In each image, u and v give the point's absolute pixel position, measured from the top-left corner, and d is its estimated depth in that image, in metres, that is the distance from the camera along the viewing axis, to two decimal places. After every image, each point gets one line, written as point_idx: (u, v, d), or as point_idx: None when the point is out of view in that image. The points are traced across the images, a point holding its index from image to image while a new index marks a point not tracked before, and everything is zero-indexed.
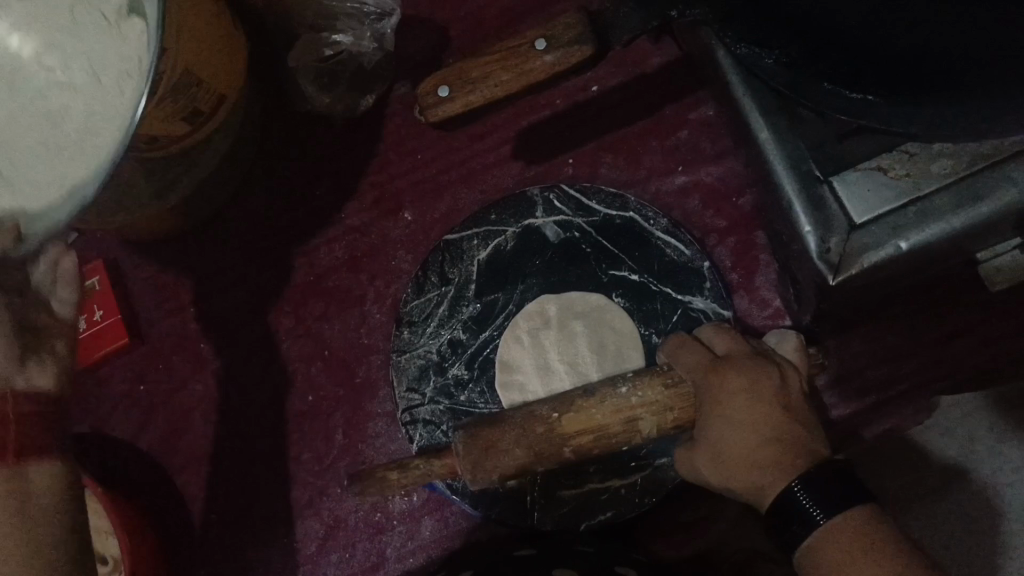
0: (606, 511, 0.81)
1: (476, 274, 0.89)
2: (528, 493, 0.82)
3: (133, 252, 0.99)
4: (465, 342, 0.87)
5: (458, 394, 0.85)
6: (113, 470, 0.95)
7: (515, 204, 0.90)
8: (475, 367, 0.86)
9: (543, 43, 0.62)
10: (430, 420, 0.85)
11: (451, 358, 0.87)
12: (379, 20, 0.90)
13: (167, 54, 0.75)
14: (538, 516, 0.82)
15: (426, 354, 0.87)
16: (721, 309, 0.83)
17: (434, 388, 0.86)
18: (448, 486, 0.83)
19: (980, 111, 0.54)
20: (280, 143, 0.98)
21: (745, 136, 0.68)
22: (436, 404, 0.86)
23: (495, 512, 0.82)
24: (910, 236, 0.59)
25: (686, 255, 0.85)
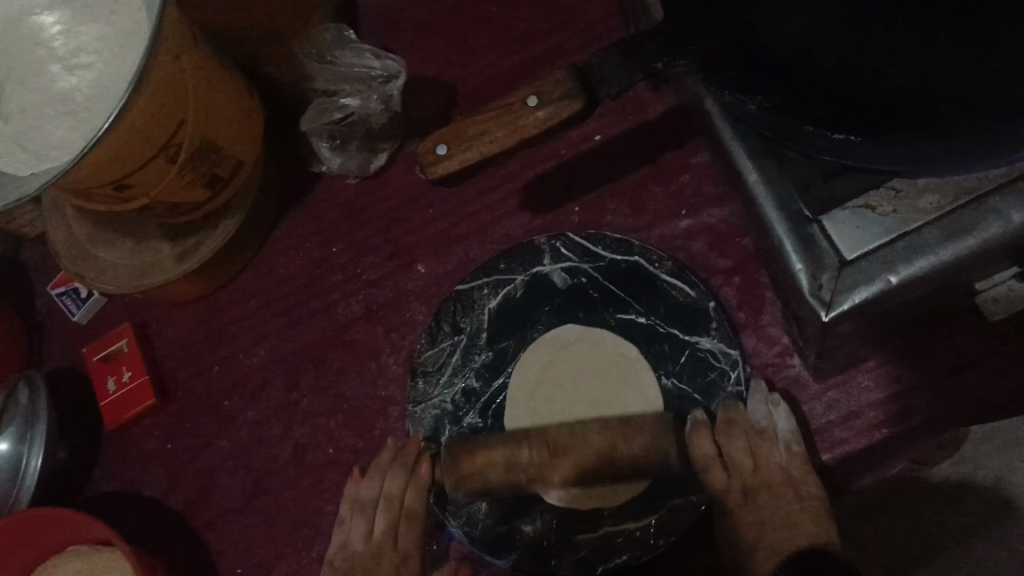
0: (622, 554, 0.81)
1: (488, 322, 0.91)
2: (545, 538, 0.83)
3: (162, 316, 1.05)
4: (478, 390, 0.88)
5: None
6: (144, 527, 0.97)
7: (523, 253, 0.93)
8: (489, 415, 0.87)
9: (535, 100, 0.64)
10: None
11: (465, 406, 0.88)
12: (386, 83, 0.95)
13: (183, 126, 0.80)
14: (555, 563, 0.82)
15: (440, 404, 0.89)
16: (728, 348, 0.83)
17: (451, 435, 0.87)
18: (465, 532, 0.85)
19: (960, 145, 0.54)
20: (299, 205, 1.03)
21: (735, 180, 0.70)
22: None
23: (514, 559, 0.83)
24: (899, 271, 0.60)
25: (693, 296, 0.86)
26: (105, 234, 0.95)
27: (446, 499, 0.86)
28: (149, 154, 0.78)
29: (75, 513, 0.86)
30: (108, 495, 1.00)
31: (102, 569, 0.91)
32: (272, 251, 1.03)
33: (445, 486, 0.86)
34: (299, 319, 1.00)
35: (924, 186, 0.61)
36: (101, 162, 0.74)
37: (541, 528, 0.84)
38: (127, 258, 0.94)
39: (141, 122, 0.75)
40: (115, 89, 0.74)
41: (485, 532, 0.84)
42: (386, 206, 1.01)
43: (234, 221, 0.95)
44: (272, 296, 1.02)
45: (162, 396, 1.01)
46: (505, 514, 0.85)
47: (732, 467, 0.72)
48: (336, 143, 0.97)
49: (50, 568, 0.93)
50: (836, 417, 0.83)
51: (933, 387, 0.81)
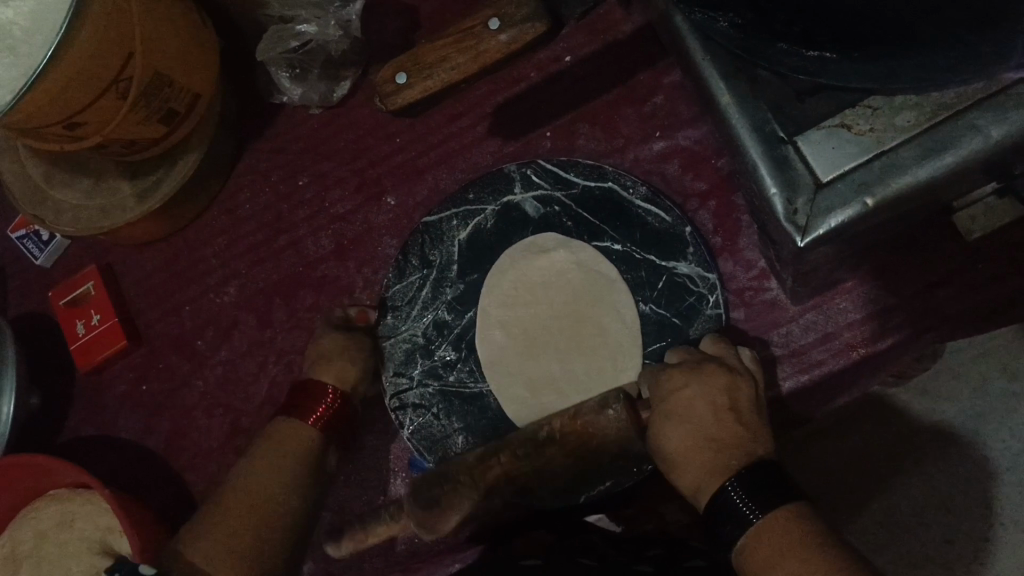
0: (604, 482, 0.81)
1: (457, 254, 0.89)
2: None
3: (128, 257, 1.02)
4: (450, 322, 0.88)
5: (448, 375, 0.87)
6: (123, 470, 0.97)
7: (492, 181, 0.90)
8: (463, 347, 0.88)
9: (497, 23, 0.62)
10: (419, 404, 0.87)
11: (438, 339, 0.88)
12: (344, 7, 0.88)
13: (133, 59, 0.76)
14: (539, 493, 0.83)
15: (411, 338, 0.89)
16: (706, 273, 0.83)
17: (422, 370, 0.88)
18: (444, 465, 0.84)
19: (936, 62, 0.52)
20: (263, 137, 1.00)
21: (707, 101, 0.67)
22: (425, 387, 0.87)
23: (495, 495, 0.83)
24: (876, 193, 0.59)
25: (667, 221, 0.85)
26: (61, 174, 0.91)
27: (420, 434, 0.86)
28: (99, 90, 0.75)
29: (51, 459, 0.85)
30: (85, 439, 0.99)
31: (83, 512, 0.91)
32: (236, 186, 1.00)
33: (416, 420, 0.86)
34: (268, 256, 0.98)
35: (902, 104, 0.59)
36: (48, 99, 0.71)
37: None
38: (86, 199, 0.91)
39: (87, 56, 0.71)
40: (54, 21, 0.70)
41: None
42: (352, 136, 0.98)
43: (195, 156, 0.92)
44: (239, 233, 0.99)
45: (133, 338, 0.99)
46: (483, 447, 0.84)
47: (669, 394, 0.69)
48: (296, 72, 0.93)
49: (30, 514, 0.93)
50: (812, 338, 0.83)
51: (907, 305, 0.81)
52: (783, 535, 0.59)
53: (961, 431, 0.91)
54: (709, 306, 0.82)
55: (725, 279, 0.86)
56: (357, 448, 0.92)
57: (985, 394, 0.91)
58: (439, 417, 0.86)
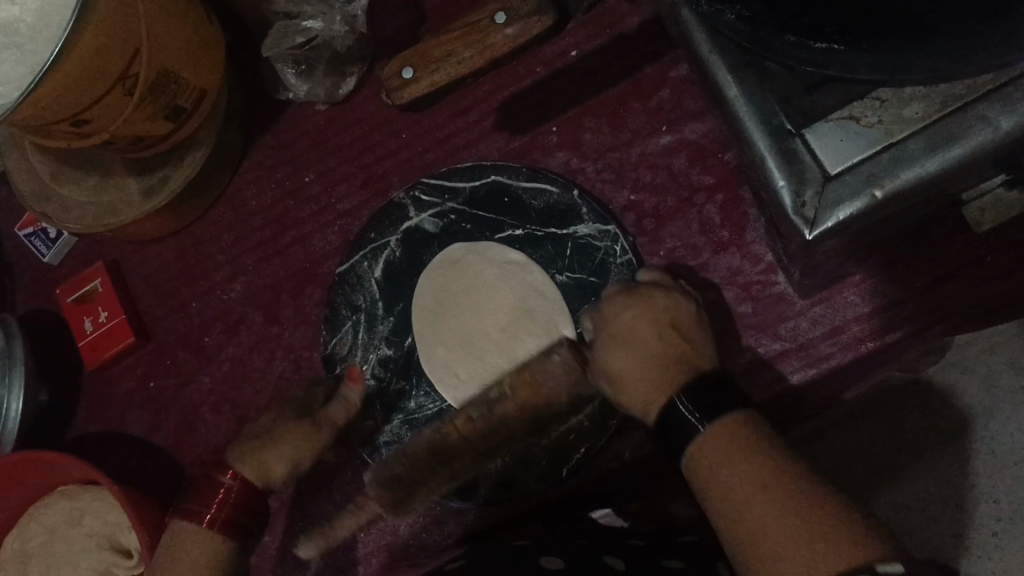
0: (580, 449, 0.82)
1: (378, 290, 0.91)
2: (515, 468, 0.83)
3: (135, 254, 1.03)
4: (393, 355, 0.89)
5: (409, 404, 0.87)
6: (131, 466, 0.97)
7: (388, 214, 0.92)
8: (412, 374, 0.88)
9: (503, 17, 0.62)
10: (391, 439, 0.86)
11: (386, 375, 0.89)
12: (349, 3, 0.88)
13: (140, 56, 0.77)
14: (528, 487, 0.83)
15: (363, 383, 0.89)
16: (604, 226, 0.85)
17: (382, 408, 0.88)
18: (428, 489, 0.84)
19: (944, 52, 0.52)
20: (269, 133, 1.00)
21: (714, 95, 0.67)
22: (392, 422, 0.87)
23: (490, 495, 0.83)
24: (884, 184, 0.59)
25: (556, 193, 0.88)
26: (68, 170, 0.91)
27: None
28: (105, 86, 0.75)
29: (59, 455, 0.86)
30: (94, 436, 1.00)
31: (92, 508, 0.91)
32: (242, 182, 1.00)
33: None
34: (275, 252, 0.98)
35: (911, 96, 0.59)
36: (55, 95, 0.71)
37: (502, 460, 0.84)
38: (92, 196, 0.91)
39: (94, 53, 0.71)
40: (61, 18, 0.70)
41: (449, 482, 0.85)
42: (358, 132, 0.98)
43: (202, 152, 0.92)
44: (246, 230, 1.00)
45: (140, 335, 1.00)
46: None
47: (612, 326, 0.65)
48: (302, 69, 0.93)
49: (39, 510, 0.93)
50: (820, 332, 0.83)
51: (917, 298, 0.81)
52: (739, 457, 0.55)
53: None
54: (618, 256, 0.84)
55: (732, 273, 0.85)
56: None
57: None
58: None
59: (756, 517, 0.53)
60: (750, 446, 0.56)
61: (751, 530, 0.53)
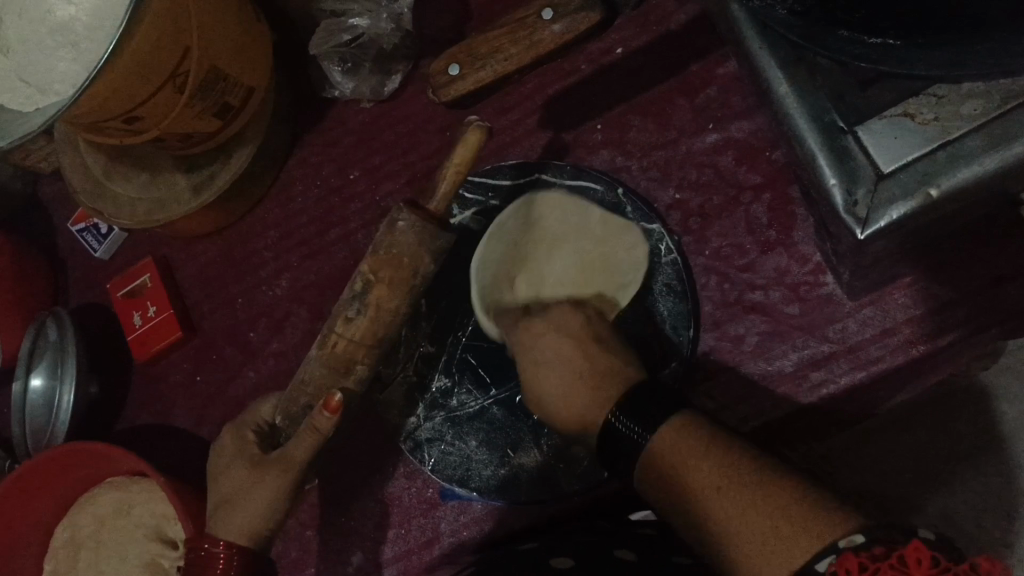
0: None
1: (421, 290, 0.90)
2: (553, 467, 0.83)
3: (185, 250, 1.04)
4: (435, 353, 0.89)
5: (449, 402, 0.87)
6: (178, 458, 0.99)
7: None
8: (454, 372, 0.88)
9: (550, 13, 0.62)
10: (432, 436, 0.87)
11: (429, 372, 0.89)
12: (395, 1, 0.90)
13: (190, 54, 0.78)
14: (565, 484, 0.82)
15: (405, 380, 0.89)
16: (649, 225, 0.86)
17: (425, 406, 0.88)
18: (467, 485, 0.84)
19: (1004, 46, 0.50)
20: (316, 131, 1.01)
21: (764, 92, 0.66)
22: (433, 419, 0.87)
23: (525, 493, 0.83)
24: (941, 182, 0.57)
25: (601, 190, 0.88)
26: (120, 167, 0.93)
27: (443, 464, 0.86)
28: (157, 83, 0.76)
29: (109, 447, 0.87)
30: (142, 428, 1.01)
31: (140, 499, 0.93)
32: (288, 179, 1.01)
33: (437, 455, 0.86)
34: (319, 249, 0.99)
35: (969, 92, 0.58)
36: (108, 92, 0.72)
37: (542, 457, 0.83)
38: (143, 192, 0.93)
39: (147, 50, 0.72)
40: (116, 15, 0.71)
41: (488, 480, 0.84)
42: (402, 130, 0.98)
43: (249, 149, 0.93)
44: (291, 226, 1.01)
45: (187, 329, 1.01)
46: (501, 455, 0.85)
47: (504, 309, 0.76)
48: (348, 66, 0.94)
49: (89, 500, 0.95)
50: (869, 334, 0.81)
51: (970, 300, 0.79)
52: (694, 460, 0.64)
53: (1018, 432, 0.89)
54: (664, 253, 0.84)
55: (779, 273, 0.84)
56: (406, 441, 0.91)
57: None
58: (455, 443, 0.86)
59: (724, 520, 0.60)
60: (714, 454, 0.63)
61: (726, 525, 0.60)
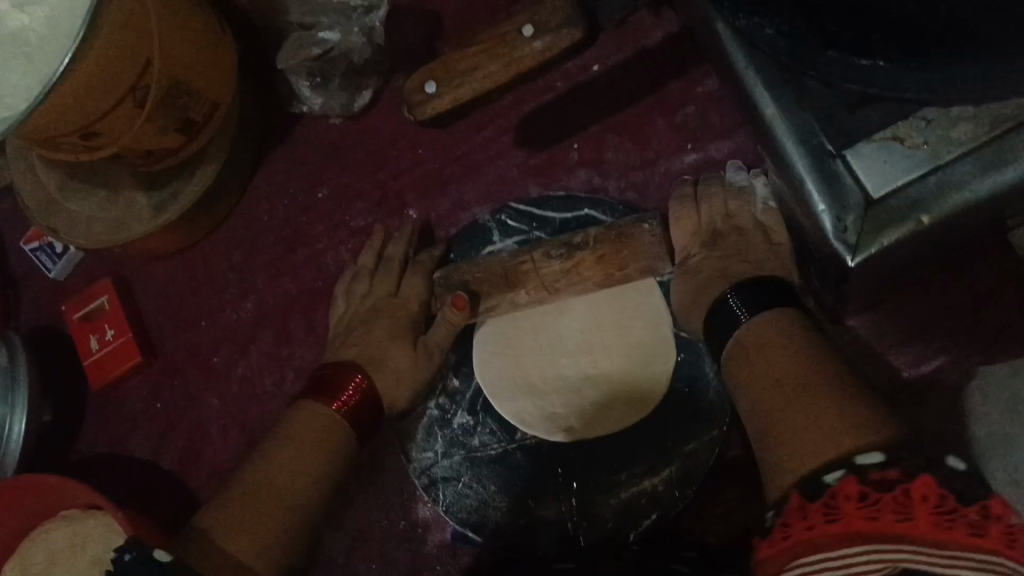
0: (651, 514, 0.78)
1: None
2: (569, 519, 0.79)
3: (144, 271, 1.00)
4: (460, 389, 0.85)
5: (471, 440, 0.83)
6: (136, 488, 0.94)
7: (470, 236, 0.88)
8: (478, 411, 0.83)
9: (530, 30, 0.60)
10: (448, 476, 0.82)
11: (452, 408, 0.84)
12: (367, 14, 0.87)
13: (150, 67, 0.74)
14: (584, 539, 0.79)
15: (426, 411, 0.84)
16: None
17: (443, 442, 0.83)
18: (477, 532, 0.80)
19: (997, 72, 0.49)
20: (283, 148, 0.98)
21: (749, 115, 0.64)
22: (450, 458, 0.83)
23: (540, 547, 0.79)
24: (932, 210, 0.56)
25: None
26: (76, 185, 0.89)
27: (455, 507, 0.81)
28: (115, 98, 0.72)
29: (63, 480, 0.83)
30: (98, 457, 0.97)
31: (95, 533, 0.88)
32: (253, 197, 0.98)
33: (450, 497, 0.82)
34: (287, 270, 0.96)
35: (960, 115, 0.56)
36: (63, 106, 0.68)
37: (562, 510, 0.80)
38: (100, 211, 0.88)
39: (105, 63, 0.69)
40: (69, 26, 0.67)
41: (501, 529, 0.80)
42: (374, 147, 0.95)
43: (212, 167, 0.90)
44: (257, 245, 0.97)
45: (147, 353, 0.97)
46: (519, 504, 0.81)
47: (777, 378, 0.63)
48: (317, 81, 0.91)
49: (40, 534, 0.90)
50: (851, 359, 0.80)
51: (953, 325, 0.78)
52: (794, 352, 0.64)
53: None
54: None
55: None
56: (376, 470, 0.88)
57: None
58: (472, 486, 0.82)
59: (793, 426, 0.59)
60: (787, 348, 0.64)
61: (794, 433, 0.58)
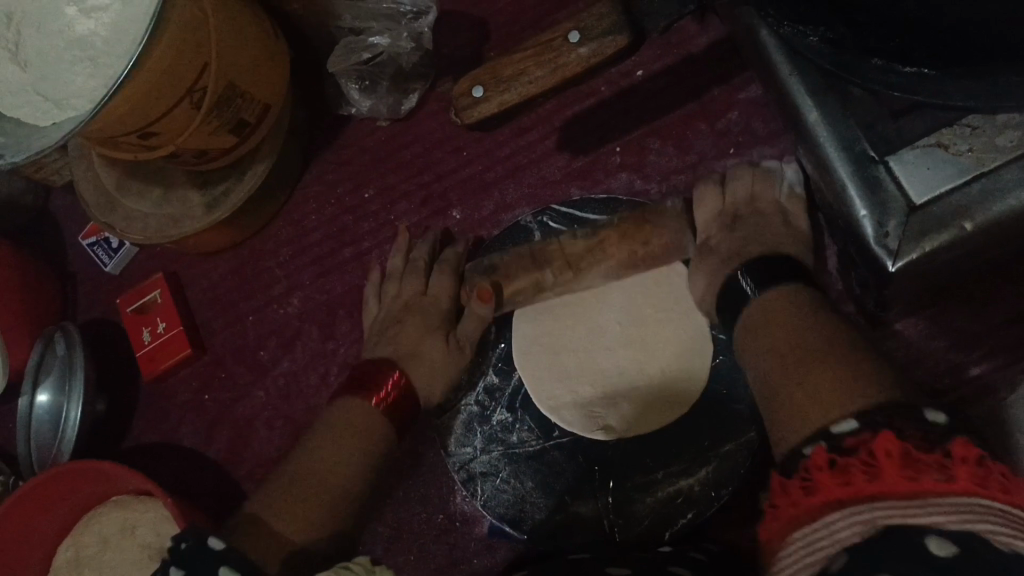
0: (686, 513, 0.78)
1: (493, 315, 0.88)
2: (605, 517, 0.80)
3: (195, 268, 1.03)
4: (499, 385, 0.86)
5: (509, 437, 0.84)
6: (184, 477, 0.97)
7: (510, 236, 0.89)
8: (518, 408, 0.85)
9: (577, 36, 0.61)
10: (487, 472, 0.84)
11: (492, 404, 0.86)
12: (415, 19, 0.89)
13: (207, 69, 0.77)
14: (619, 536, 0.79)
15: (466, 407, 0.86)
16: None
17: (483, 438, 0.85)
18: (515, 528, 0.82)
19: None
20: (332, 149, 1.00)
21: (792, 122, 0.65)
22: (490, 454, 0.84)
23: (576, 544, 0.80)
24: (975, 216, 0.56)
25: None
26: (134, 182, 0.92)
27: (493, 502, 0.83)
28: (174, 99, 0.75)
29: (116, 467, 0.86)
30: (148, 446, 1.00)
31: (145, 520, 0.91)
32: (302, 197, 1.00)
33: (488, 492, 0.83)
34: (332, 268, 0.98)
35: (1006, 123, 0.56)
36: (125, 107, 0.71)
37: (598, 507, 0.81)
38: (156, 208, 0.92)
39: (166, 66, 0.71)
40: (134, 32, 0.70)
41: (539, 524, 0.81)
42: (419, 149, 0.97)
43: (263, 166, 0.92)
44: (304, 244, 0.99)
45: (197, 347, 1.00)
46: (556, 501, 0.82)
47: (728, 202, 0.80)
48: (365, 83, 0.93)
49: (93, 519, 0.93)
50: (893, 365, 0.80)
51: (998, 334, 0.77)
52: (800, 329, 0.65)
53: None
54: None
55: None
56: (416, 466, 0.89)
57: None
58: (509, 483, 0.83)
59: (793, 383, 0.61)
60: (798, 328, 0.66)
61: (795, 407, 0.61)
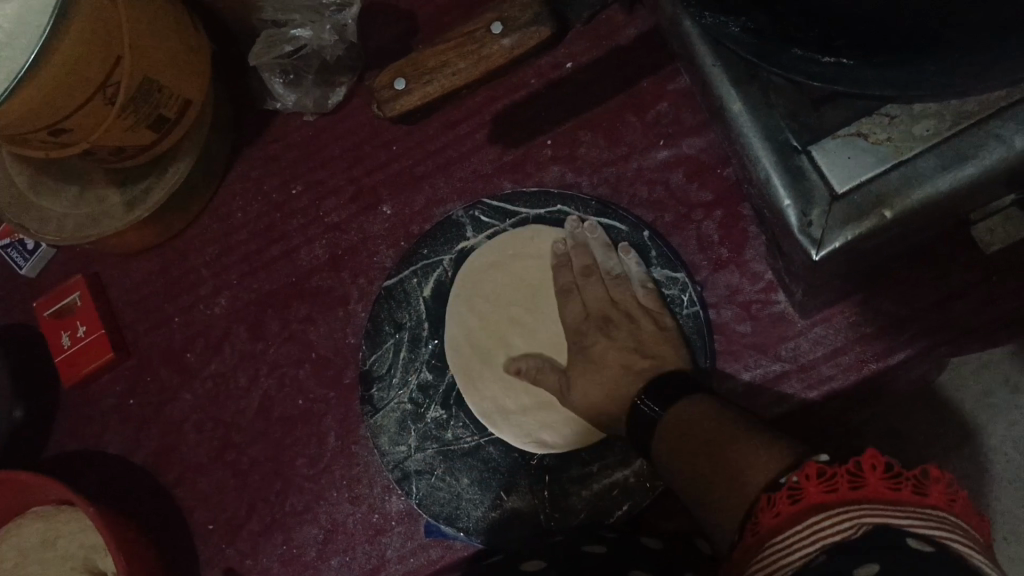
0: (622, 505, 0.78)
1: (426, 311, 0.86)
2: (541, 511, 0.80)
3: (116, 268, 1.00)
4: (433, 383, 0.84)
5: (444, 434, 0.83)
6: (108, 484, 0.94)
7: (442, 232, 0.87)
8: (452, 405, 0.83)
9: (500, 27, 0.60)
10: (423, 469, 0.83)
11: (426, 403, 0.84)
12: (339, 11, 0.87)
13: (121, 63, 0.74)
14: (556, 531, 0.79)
15: (399, 406, 0.84)
16: (673, 273, 0.81)
17: (417, 436, 0.83)
18: (453, 528, 0.81)
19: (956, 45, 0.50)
20: (256, 144, 0.97)
21: (716, 113, 0.65)
22: (425, 452, 0.83)
23: (513, 540, 0.80)
24: (895, 204, 0.57)
25: (624, 231, 0.83)
26: (48, 181, 0.88)
27: (429, 500, 0.82)
28: (86, 94, 0.72)
29: (34, 477, 0.83)
30: (70, 454, 0.96)
31: (68, 530, 0.88)
32: (227, 194, 0.98)
33: (424, 489, 0.82)
34: (260, 266, 0.96)
35: (921, 112, 0.57)
36: (33, 103, 0.68)
37: (535, 502, 0.80)
38: (73, 207, 0.88)
39: (73, 60, 0.68)
40: (37, 23, 0.67)
41: (477, 522, 0.81)
42: (348, 143, 0.95)
43: (186, 163, 0.89)
44: (230, 242, 0.97)
45: (120, 350, 0.96)
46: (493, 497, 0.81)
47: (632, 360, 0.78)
48: (290, 77, 0.91)
49: (13, 532, 0.90)
50: (821, 353, 0.81)
51: (921, 318, 0.79)
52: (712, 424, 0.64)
53: (973, 438, 0.88)
54: (684, 306, 0.81)
55: (731, 291, 0.83)
56: (351, 465, 0.88)
57: (991, 403, 0.89)
58: (445, 481, 0.82)
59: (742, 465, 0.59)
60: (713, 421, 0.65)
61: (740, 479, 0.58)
